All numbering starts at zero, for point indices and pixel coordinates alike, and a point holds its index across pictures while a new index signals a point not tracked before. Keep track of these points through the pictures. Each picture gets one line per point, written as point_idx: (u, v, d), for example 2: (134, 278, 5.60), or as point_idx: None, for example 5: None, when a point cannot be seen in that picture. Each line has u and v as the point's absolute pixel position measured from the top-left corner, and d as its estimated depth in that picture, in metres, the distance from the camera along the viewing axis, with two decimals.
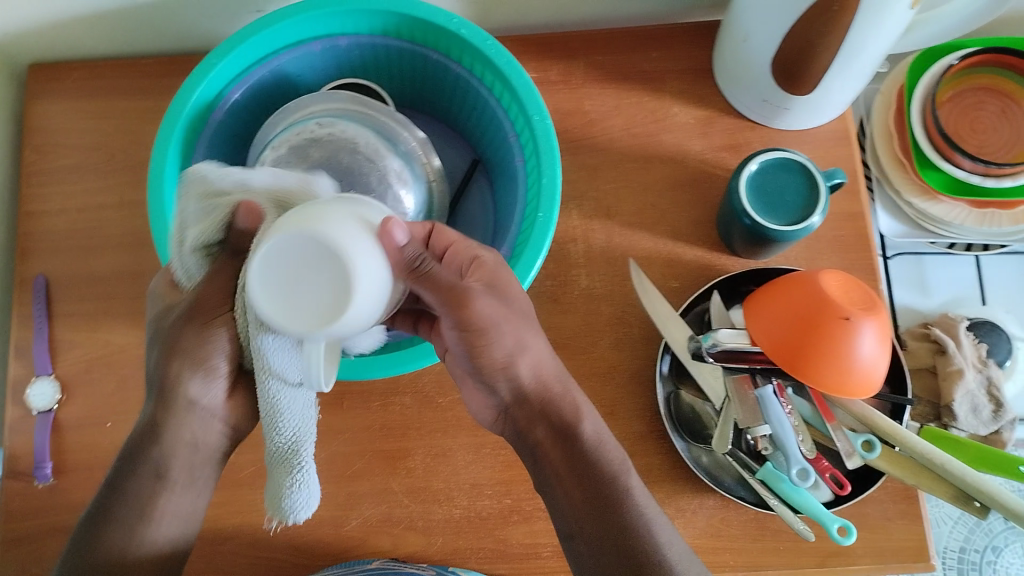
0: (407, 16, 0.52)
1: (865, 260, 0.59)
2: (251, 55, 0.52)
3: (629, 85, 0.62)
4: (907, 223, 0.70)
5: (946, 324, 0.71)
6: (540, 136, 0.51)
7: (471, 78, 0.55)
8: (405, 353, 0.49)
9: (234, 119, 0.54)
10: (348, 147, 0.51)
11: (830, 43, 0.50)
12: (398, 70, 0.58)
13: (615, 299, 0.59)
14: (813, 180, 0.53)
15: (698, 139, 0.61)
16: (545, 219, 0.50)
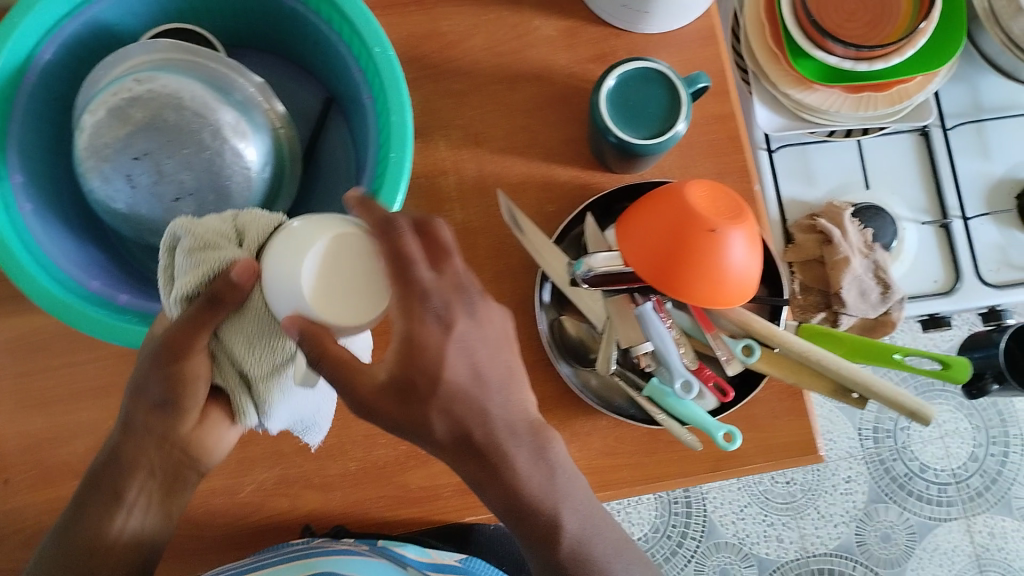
0: None
1: (739, 162, 0.58)
2: (56, 8, 0.47)
3: (486, 1, 0.59)
4: (784, 115, 0.68)
5: (832, 213, 0.70)
6: (384, 68, 0.48)
7: (307, 13, 0.51)
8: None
9: (52, 82, 0.49)
10: (172, 102, 0.46)
11: None
12: (228, 10, 0.53)
13: (492, 230, 0.57)
14: (674, 88, 0.51)
15: (562, 52, 0.59)
16: (399, 158, 0.48)
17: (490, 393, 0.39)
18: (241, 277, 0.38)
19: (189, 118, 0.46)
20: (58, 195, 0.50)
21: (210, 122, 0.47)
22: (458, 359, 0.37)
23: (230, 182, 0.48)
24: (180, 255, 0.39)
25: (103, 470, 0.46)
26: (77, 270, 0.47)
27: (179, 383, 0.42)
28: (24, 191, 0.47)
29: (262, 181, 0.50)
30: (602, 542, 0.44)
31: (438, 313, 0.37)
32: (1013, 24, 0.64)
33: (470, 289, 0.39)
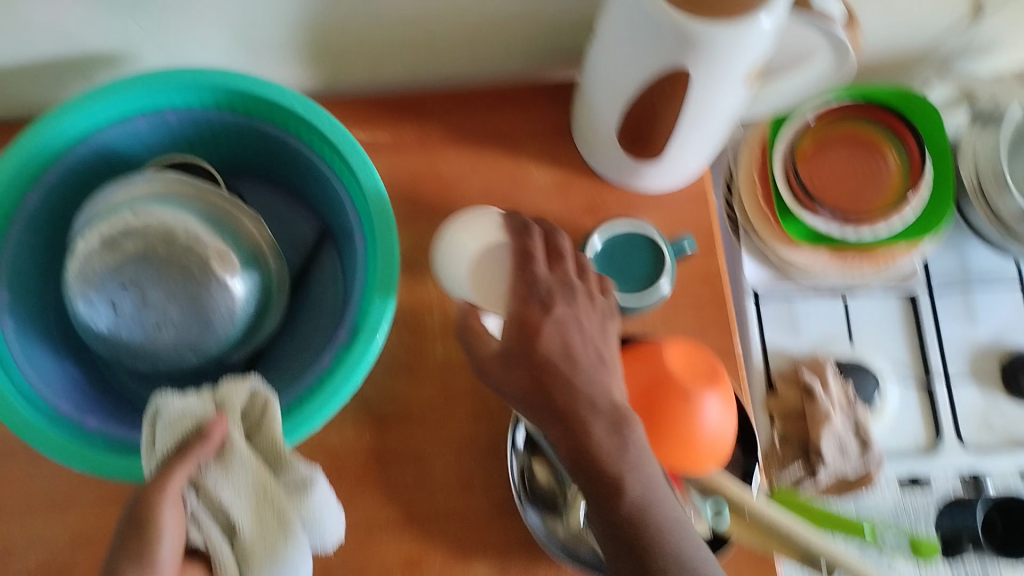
0: (238, 90, 0.50)
1: (722, 320, 0.58)
2: (66, 136, 0.49)
3: (485, 146, 0.61)
4: (770, 270, 0.70)
5: (815, 365, 0.71)
6: (376, 214, 0.49)
7: (308, 153, 0.53)
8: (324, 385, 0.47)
9: (54, 202, 0.51)
10: (165, 237, 0.47)
11: (670, 114, 0.49)
12: (235, 143, 0.56)
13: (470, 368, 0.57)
14: (658, 251, 0.53)
15: (555, 200, 0.60)
16: (380, 305, 0.48)
17: (579, 369, 0.45)
18: (212, 426, 0.42)
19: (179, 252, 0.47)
20: (40, 312, 0.51)
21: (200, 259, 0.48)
22: (553, 333, 0.46)
23: (216, 314, 0.49)
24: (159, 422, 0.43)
25: None
26: (49, 390, 0.47)
27: (142, 540, 0.39)
28: (8, 309, 0.48)
29: (246, 314, 0.50)
30: (665, 545, 0.41)
31: (539, 297, 0.47)
32: (1001, 202, 0.65)
33: (574, 288, 0.48)
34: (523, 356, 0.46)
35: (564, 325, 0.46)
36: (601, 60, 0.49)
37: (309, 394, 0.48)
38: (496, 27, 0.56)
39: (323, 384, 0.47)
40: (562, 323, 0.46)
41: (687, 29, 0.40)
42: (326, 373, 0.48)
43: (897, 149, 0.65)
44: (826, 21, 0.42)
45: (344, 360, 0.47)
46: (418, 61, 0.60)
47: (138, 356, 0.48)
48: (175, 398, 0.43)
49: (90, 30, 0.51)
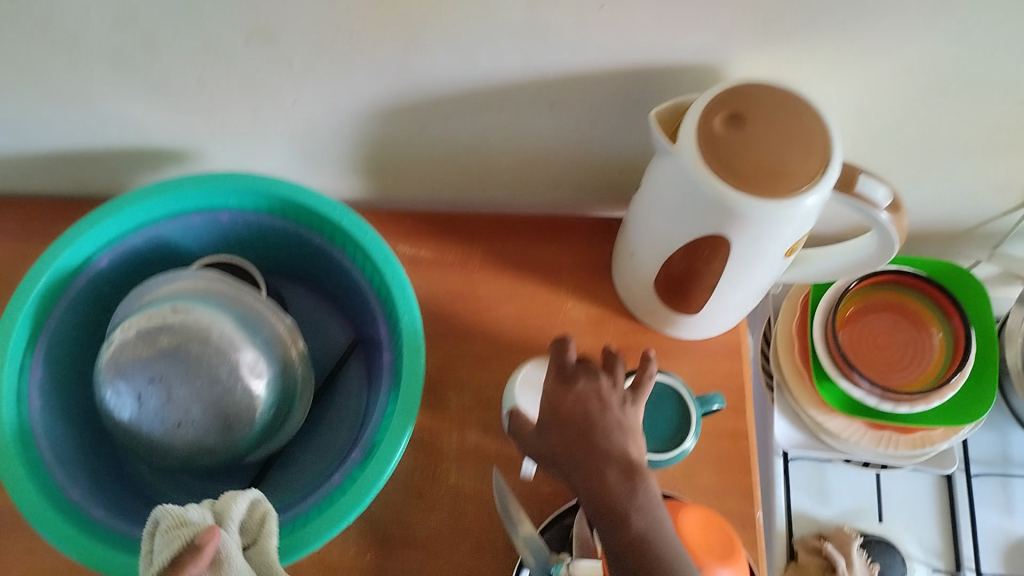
0: (292, 201, 0.52)
1: (744, 483, 0.56)
2: (124, 224, 0.51)
3: (525, 275, 0.62)
4: (803, 432, 0.67)
5: (840, 539, 0.68)
6: (406, 337, 0.50)
7: (351, 266, 0.54)
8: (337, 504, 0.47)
9: (103, 286, 0.53)
10: (200, 336, 0.48)
11: (707, 273, 0.49)
12: (283, 247, 0.57)
13: (480, 499, 0.56)
14: (686, 407, 0.52)
15: (587, 336, 0.60)
16: (398, 428, 0.48)
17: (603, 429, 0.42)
18: (206, 541, 0.40)
19: (210, 353, 0.48)
20: (69, 391, 0.52)
21: (230, 360, 0.49)
22: (576, 403, 0.43)
23: (238, 416, 0.49)
24: (159, 535, 0.42)
25: None
26: (62, 472, 0.48)
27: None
28: (40, 386, 0.49)
29: (266, 419, 0.51)
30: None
31: (564, 373, 0.45)
32: None
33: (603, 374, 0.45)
34: (552, 422, 0.43)
35: (586, 398, 0.43)
36: (644, 212, 0.50)
37: (317, 511, 0.47)
38: (549, 164, 0.57)
39: (332, 503, 0.47)
40: (583, 394, 0.43)
41: (727, 201, 0.40)
42: (336, 492, 0.48)
43: (942, 325, 0.63)
44: (871, 207, 0.41)
45: (354, 484, 0.47)
46: (470, 185, 0.61)
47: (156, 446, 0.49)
48: (176, 508, 0.43)
49: (163, 127, 0.54)
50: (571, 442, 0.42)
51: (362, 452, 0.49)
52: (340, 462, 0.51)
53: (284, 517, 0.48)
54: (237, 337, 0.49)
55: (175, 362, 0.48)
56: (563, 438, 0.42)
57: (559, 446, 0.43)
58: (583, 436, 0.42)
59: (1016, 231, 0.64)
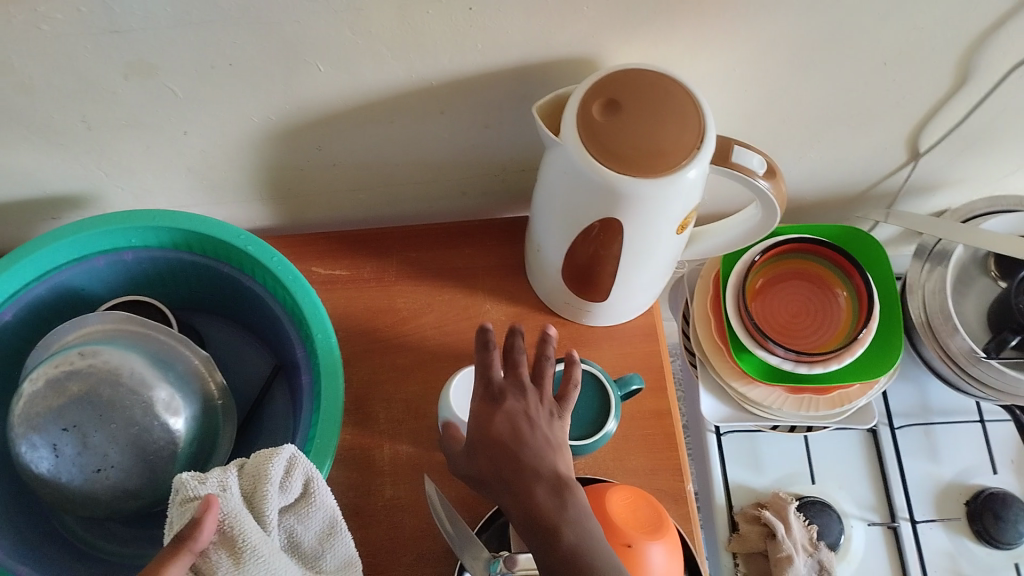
0: (195, 232, 0.52)
1: (673, 459, 0.58)
2: (23, 276, 0.50)
3: (441, 282, 0.62)
4: (730, 405, 0.69)
5: (777, 505, 0.70)
6: (322, 354, 0.50)
7: (262, 291, 0.54)
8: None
9: (6, 341, 0.52)
10: (111, 378, 0.48)
11: (609, 258, 0.50)
12: (192, 282, 0.57)
13: (417, 509, 0.56)
14: (606, 391, 0.53)
15: (508, 335, 0.61)
16: (323, 444, 0.48)
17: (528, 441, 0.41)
18: (204, 514, 0.40)
19: (124, 394, 0.47)
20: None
21: (144, 399, 0.48)
22: (502, 422, 0.42)
23: (158, 455, 0.48)
24: (175, 507, 0.42)
25: None
26: None
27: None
28: None
29: (189, 456, 0.50)
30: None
31: (490, 395, 0.44)
32: (951, 341, 0.66)
33: (532, 383, 0.45)
34: (479, 443, 0.43)
35: (514, 417, 0.42)
36: (541, 205, 0.51)
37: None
38: (450, 169, 0.58)
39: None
40: (509, 413, 0.43)
41: (614, 183, 0.42)
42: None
43: (846, 285, 0.66)
44: (749, 175, 0.43)
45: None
46: (377, 199, 0.62)
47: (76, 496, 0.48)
48: (191, 480, 0.42)
49: (54, 173, 0.53)
50: (499, 456, 0.41)
51: None
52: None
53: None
54: (151, 375, 0.49)
55: (88, 407, 0.47)
56: (493, 455, 0.42)
57: (489, 465, 0.42)
58: (513, 447, 0.41)
59: (904, 189, 0.68)
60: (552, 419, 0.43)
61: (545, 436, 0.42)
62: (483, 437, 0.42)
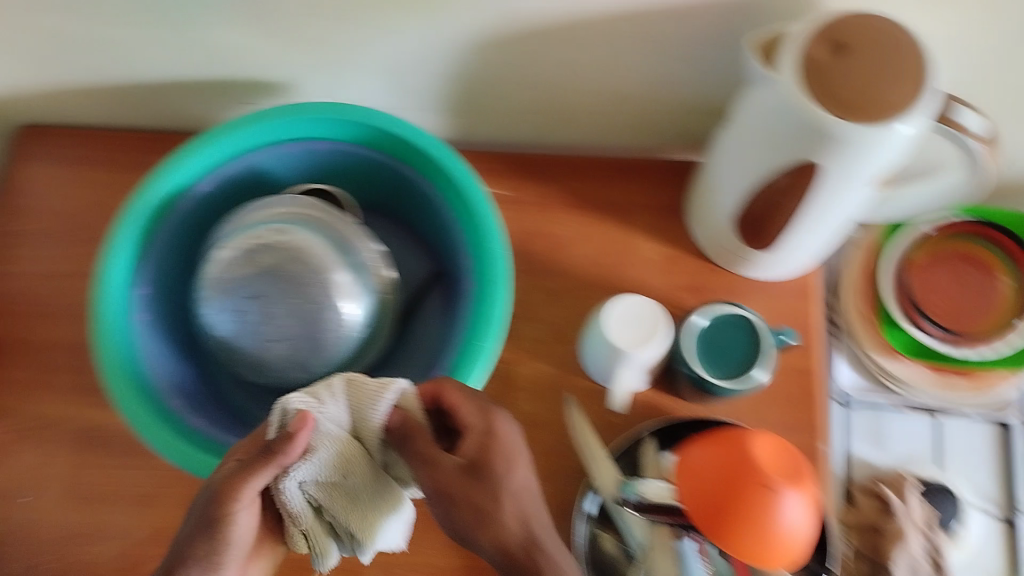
0: (387, 131, 0.55)
1: (811, 420, 0.57)
2: (225, 150, 0.54)
3: (598, 214, 0.63)
4: (867, 377, 0.69)
5: (896, 482, 0.69)
6: (492, 264, 0.53)
7: (438, 196, 0.57)
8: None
9: (201, 209, 0.56)
10: (297, 256, 0.50)
11: (791, 205, 0.51)
12: (371, 180, 0.60)
13: (553, 428, 0.57)
14: (760, 339, 0.53)
15: (658, 276, 0.62)
16: (487, 346, 0.51)
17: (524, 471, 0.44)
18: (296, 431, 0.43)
19: (308, 271, 0.50)
20: (165, 310, 0.55)
21: (324, 280, 0.50)
22: (488, 447, 0.44)
23: (329, 337, 0.51)
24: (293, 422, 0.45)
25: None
26: (166, 385, 0.50)
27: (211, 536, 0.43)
28: (145, 302, 0.52)
29: (355, 339, 0.52)
30: None
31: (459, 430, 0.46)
32: None
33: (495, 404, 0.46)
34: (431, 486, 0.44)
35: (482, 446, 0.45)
36: (734, 143, 0.52)
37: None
38: (628, 99, 0.60)
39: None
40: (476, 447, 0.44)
41: (822, 123, 0.43)
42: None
43: (1011, 272, 0.65)
44: (961, 133, 0.44)
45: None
46: (549, 124, 0.64)
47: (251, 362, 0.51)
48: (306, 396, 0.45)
49: (261, 59, 0.56)
50: (505, 515, 0.43)
51: (448, 370, 0.52)
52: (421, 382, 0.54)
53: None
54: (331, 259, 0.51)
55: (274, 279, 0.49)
56: (480, 501, 0.43)
57: (457, 515, 0.43)
58: (497, 498, 0.43)
59: None
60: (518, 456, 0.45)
61: (512, 481, 0.44)
62: (472, 468, 0.44)
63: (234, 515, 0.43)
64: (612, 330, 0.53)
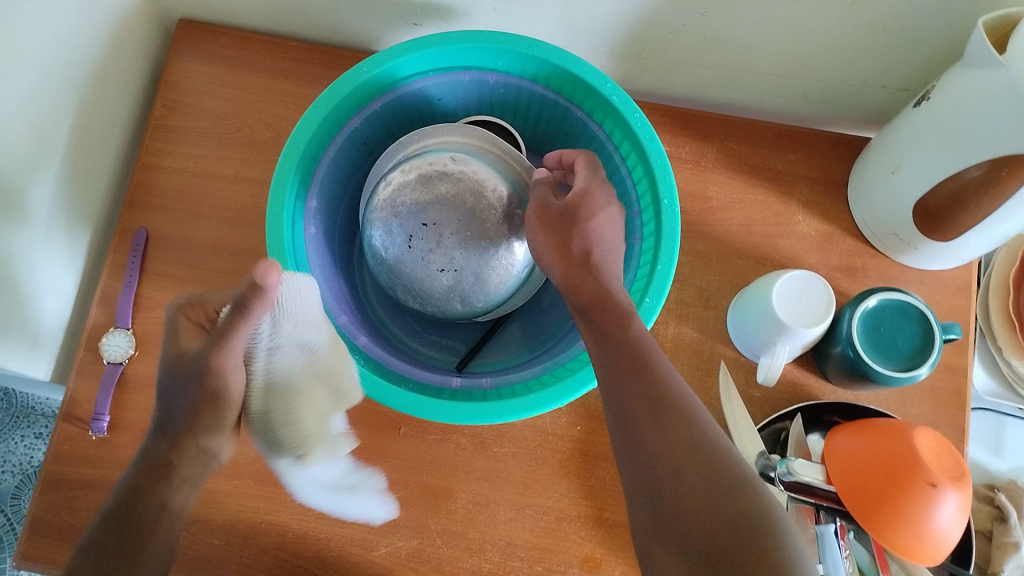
0: (563, 69, 0.53)
1: (956, 417, 0.57)
2: (398, 73, 0.54)
3: (757, 182, 0.61)
4: (1000, 382, 0.68)
5: (1012, 491, 0.68)
6: (665, 221, 0.51)
7: (607, 140, 0.56)
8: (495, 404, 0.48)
9: (369, 128, 0.57)
10: (476, 189, 0.51)
11: (984, 199, 0.49)
12: (537, 114, 0.59)
13: (692, 392, 0.57)
14: (930, 329, 0.51)
15: (814, 253, 0.60)
16: (651, 304, 0.50)
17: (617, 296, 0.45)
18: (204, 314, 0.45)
19: (483, 205, 0.51)
20: (331, 223, 0.58)
21: (498, 214, 0.51)
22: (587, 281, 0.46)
23: (493, 280, 0.51)
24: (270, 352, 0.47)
25: (135, 482, 0.45)
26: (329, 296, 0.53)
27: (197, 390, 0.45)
28: (312, 216, 0.55)
29: (519, 277, 0.53)
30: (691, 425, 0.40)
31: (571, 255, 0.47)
32: None
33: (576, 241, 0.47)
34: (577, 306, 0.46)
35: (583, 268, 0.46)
36: (928, 123, 0.50)
37: (521, 391, 0.49)
38: (812, 65, 0.57)
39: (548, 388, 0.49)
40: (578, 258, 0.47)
41: None
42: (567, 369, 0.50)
43: None
44: None
45: (574, 371, 0.49)
46: (717, 81, 0.61)
47: (415, 291, 0.52)
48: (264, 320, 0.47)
49: None
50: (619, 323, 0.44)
51: None
52: (570, 336, 0.53)
53: (520, 378, 0.52)
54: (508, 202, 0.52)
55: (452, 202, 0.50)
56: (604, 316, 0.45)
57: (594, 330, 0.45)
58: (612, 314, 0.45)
59: None
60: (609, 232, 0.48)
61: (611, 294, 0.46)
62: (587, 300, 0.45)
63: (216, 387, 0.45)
64: (779, 304, 0.52)
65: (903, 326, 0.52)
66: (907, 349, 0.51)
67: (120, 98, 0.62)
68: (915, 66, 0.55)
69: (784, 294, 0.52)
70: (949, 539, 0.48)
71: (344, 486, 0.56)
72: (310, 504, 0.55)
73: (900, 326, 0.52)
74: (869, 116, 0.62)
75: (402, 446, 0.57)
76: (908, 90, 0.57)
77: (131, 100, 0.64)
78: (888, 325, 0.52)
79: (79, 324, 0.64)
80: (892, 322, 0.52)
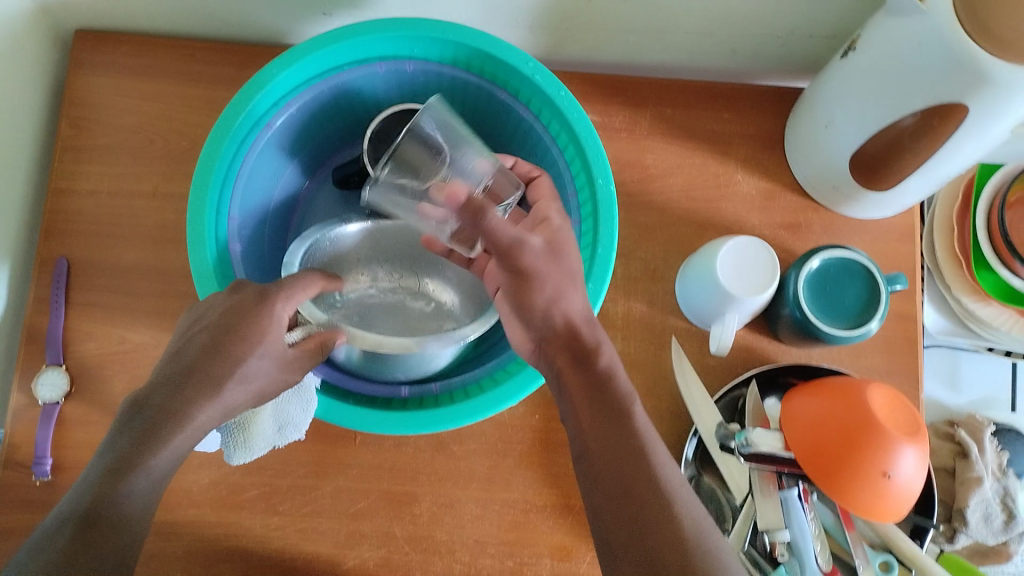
0: (481, 50, 0.51)
1: (911, 364, 0.56)
2: (308, 72, 0.52)
3: (695, 145, 0.60)
4: (952, 319, 0.69)
5: (972, 426, 0.69)
6: (601, 201, 0.50)
7: (535, 121, 0.54)
8: (436, 411, 0.48)
9: (284, 131, 0.55)
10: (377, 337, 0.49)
11: (919, 148, 0.47)
12: (462, 97, 0.57)
13: (648, 369, 0.56)
14: (875, 285, 0.51)
15: (757, 213, 0.59)
16: (595, 289, 0.48)
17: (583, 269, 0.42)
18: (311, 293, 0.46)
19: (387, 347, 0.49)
20: (255, 233, 0.56)
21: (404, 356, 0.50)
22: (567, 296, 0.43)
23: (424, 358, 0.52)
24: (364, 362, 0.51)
25: (128, 429, 0.38)
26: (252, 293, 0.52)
27: (221, 350, 0.40)
28: (235, 231, 0.53)
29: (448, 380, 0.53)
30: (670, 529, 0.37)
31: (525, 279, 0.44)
32: None
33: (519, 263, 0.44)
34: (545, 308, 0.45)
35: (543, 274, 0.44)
36: (858, 74, 0.48)
37: (465, 396, 0.49)
38: (738, 22, 0.55)
39: (483, 394, 0.48)
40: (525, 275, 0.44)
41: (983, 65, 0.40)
42: (504, 374, 0.50)
43: None
44: None
45: (516, 374, 0.49)
46: (644, 45, 0.59)
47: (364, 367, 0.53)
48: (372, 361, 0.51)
49: None
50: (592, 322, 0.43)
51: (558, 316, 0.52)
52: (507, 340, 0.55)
53: (471, 378, 0.53)
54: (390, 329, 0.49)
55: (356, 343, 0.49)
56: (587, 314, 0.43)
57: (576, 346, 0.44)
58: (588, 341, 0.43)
59: None
60: (571, 242, 0.45)
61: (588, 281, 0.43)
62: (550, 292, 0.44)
63: (221, 378, 0.40)
64: (723, 273, 0.51)
65: (844, 285, 0.51)
66: (851, 309, 0.51)
67: (22, 122, 0.59)
68: (842, 14, 0.53)
69: (728, 264, 0.51)
70: (895, 494, 0.47)
71: (304, 503, 0.54)
72: (270, 524, 0.54)
73: (841, 283, 0.51)
74: (800, 66, 0.61)
75: (356, 454, 0.55)
76: (837, 37, 0.56)
77: (33, 121, 0.60)
78: (829, 287, 0.51)
79: (10, 363, 0.61)
80: (835, 283, 0.51)
